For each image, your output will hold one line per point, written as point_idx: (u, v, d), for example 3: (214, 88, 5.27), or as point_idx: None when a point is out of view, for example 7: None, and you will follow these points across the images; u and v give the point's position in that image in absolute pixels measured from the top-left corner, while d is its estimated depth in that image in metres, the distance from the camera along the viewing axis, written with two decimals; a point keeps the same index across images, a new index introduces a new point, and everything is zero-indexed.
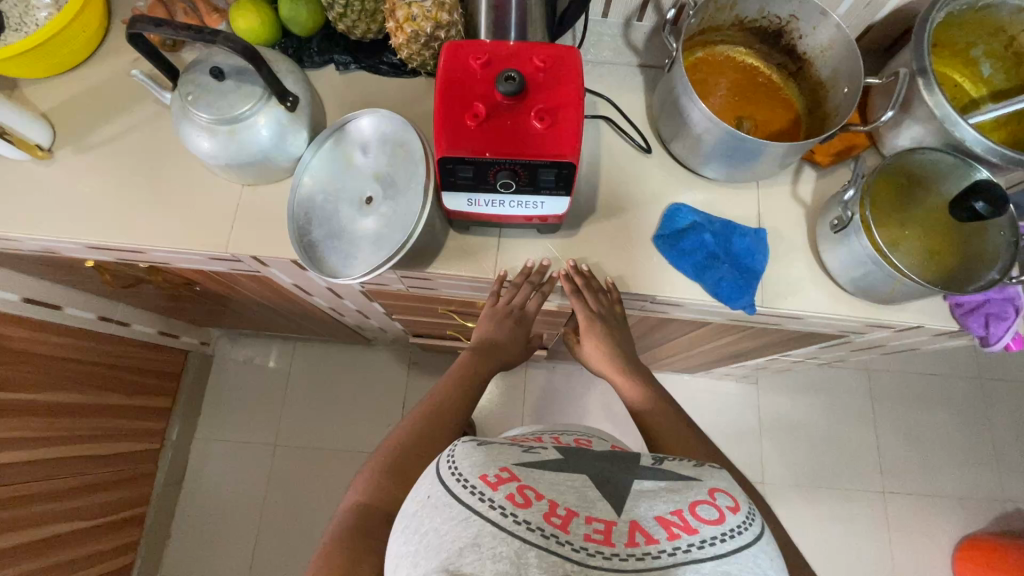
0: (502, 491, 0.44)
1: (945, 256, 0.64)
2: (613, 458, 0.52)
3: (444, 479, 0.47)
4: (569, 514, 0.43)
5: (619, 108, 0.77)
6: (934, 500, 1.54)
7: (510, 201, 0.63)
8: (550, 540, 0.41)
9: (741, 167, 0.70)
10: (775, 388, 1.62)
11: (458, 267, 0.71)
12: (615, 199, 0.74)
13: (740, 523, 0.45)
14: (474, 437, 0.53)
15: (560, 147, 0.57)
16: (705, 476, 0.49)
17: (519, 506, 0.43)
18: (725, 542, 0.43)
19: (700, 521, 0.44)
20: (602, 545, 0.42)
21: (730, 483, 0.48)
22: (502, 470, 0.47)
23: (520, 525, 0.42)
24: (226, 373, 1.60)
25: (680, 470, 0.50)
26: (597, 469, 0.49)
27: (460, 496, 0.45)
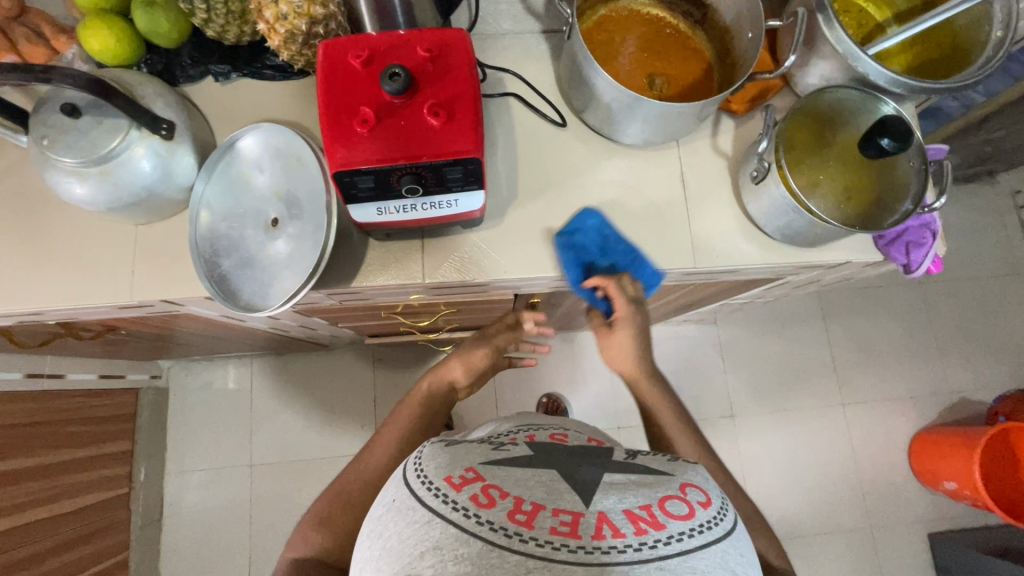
0: (465, 491, 0.45)
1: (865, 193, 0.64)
2: (588, 452, 0.54)
3: (410, 481, 0.48)
4: (535, 508, 0.44)
5: (527, 82, 0.73)
6: (889, 403, 1.64)
7: (422, 203, 0.59)
8: (512, 539, 0.41)
9: (658, 129, 0.68)
10: (733, 324, 1.67)
11: (385, 277, 0.68)
12: (535, 180, 0.71)
13: (709, 517, 0.45)
14: (445, 438, 0.55)
15: (460, 142, 0.54)
16: (678, 471, 0.50)
17: (482, 507, 0.43)
18: (694, 536, 0.43)
19: (669, 516, 0.44)
20: (568, 538, 0.42)
21: (704, 478, 0.49)
22: (466, 471, 0.47)
23: (483, 526, 0.42)
24: (185, 403, 1.54)
25: (653, 464, 0.51)
26: (566, 463, 0.50)
27: (424, 498, 0.46)
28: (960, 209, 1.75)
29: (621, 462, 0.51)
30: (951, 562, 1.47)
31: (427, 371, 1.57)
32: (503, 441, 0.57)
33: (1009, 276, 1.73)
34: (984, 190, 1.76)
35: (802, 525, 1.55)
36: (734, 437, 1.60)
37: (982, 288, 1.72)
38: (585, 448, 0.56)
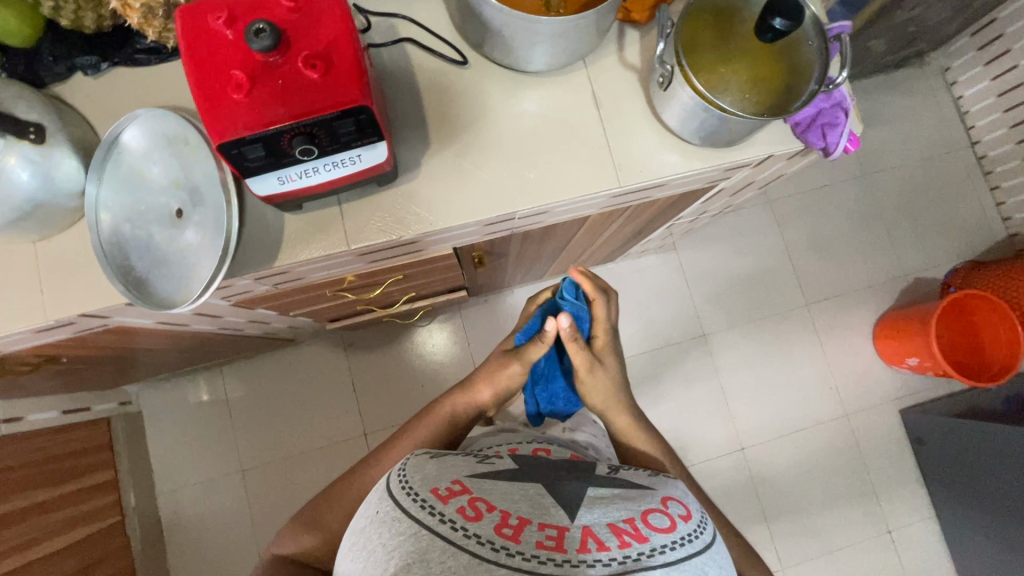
0: (451, 504, 0.51)
1: (772, 80, 0.63)
2: (571, 467, 0.63)
3: (395, 494, 0.54)
4: (521, 523, 0.51)
5: (419, 24, 0.69)
6: (850, 297, 1.70)
7: (323, 165, 0.57)
8: (500, 552, 0.48)
9: (561, 51, 0.65)
10: (692, 247, 1.68)
11: (308, 251, 0.66)
12: (445, 126, 0.69)
13: (689, 531, 0.54)
14: (430, 452, 0.62)
15: (344, 93, 0.51)
16: (659, 487, 0.60)
17: (470, 519, 0.50)
18: (676, 549, 0.51)
19: (653, 529, 0.52)
20: (554, 551, 0.48)
21: (682, 495, 0.59)
22: (453, 485, 0.54)
23: (471, 537, 0.48)
24: (162, 423, 1.52)
25: (634, 479, 0.61)
26: (552, 480, 0.58)
27: (410, 510, 0.51)
28: (896, 95, 1.77)
29: (603, 476, 0.61)
30: (923, 431, 1.56)
31: (401, 347, 1.56)
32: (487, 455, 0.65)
33: (949, 153, 1.77)
34: (917, 72, 1.78)
35: (783, 424, 1.62)
36: (709, 354, 1.64)
37: (926, 170, 1.76)
38: (568, 462, 0.66)
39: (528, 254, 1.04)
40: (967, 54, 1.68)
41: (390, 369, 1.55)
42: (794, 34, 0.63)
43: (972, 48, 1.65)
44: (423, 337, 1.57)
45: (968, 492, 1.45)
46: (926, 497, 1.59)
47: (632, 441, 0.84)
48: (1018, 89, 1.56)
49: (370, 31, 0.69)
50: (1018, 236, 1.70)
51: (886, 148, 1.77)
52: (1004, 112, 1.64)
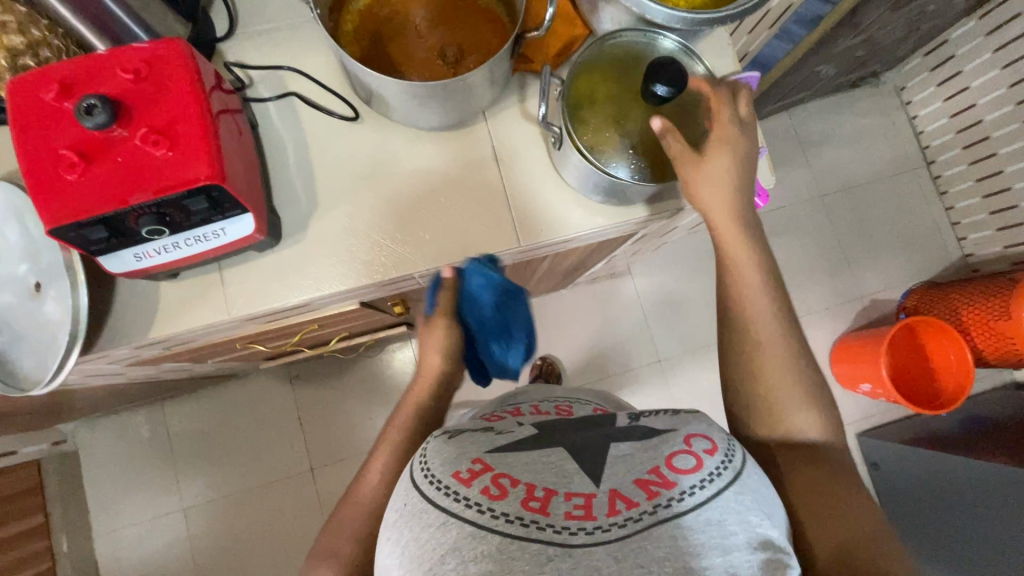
0: (475, 486, 0.44)
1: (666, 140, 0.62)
2: (589, 424, 0.54)
3: (417, 482, 0.47)
4: (548, 493, 0.43)
5: (309, 77, 0.66)
6: (807, 318, 1.69)
7: (184, 239, 0.53)
8: (530, 527, 0.41)
9: (450, 110, 0.63)
10: (648, 270, 1.66)
11: (185, 321, 0.62)
12: (335, 185, 0.65)
13: (720, 465, 0.45)
14: (446, 429, 0.53)
15: (192, 171, 0.48)
16: (683, 425, 0.49)
17: (496, 499, 0.42)
18: (706, 488, 0.43)
19: (677, 472, 0.44)
20: (585, 520, 0.41)
21: (709, 426, 0.49)
22: (474, 463, 0.46)
23: (499, 518, 0.41)
24: (101, 462, 1.47)
25: (656, 424, 0.51)
26: (567, 442, 0.49)
27: (435, 499, 0.44)
28: (852, 115, 1.77)
29: (626, 426, 0.51)
30: (879, 455, 1.55)
31: (349, 378, 1.52)
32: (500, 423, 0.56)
33: (905, 172, 1.77)
34: (872, 92, 1.78)
35: None
36: (665, 379, 1.62)
37: (883, 190, 1.76)
38: (588, 418, 0.57)
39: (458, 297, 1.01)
40: (920, 75, 1.68)
41: (337, 401, 1.51)
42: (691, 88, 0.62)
43: (925, 69, 1.65)
44: (371, 367, 1.53)
45: None
46: None
47: (731, 254, 0.61)
48: (971, 109, 1.56)
49: (256, 85, 0.66)
50: (972, 255, 1.70)
51: (842, 168, 1.76)
52: (958, 133, 1.64)
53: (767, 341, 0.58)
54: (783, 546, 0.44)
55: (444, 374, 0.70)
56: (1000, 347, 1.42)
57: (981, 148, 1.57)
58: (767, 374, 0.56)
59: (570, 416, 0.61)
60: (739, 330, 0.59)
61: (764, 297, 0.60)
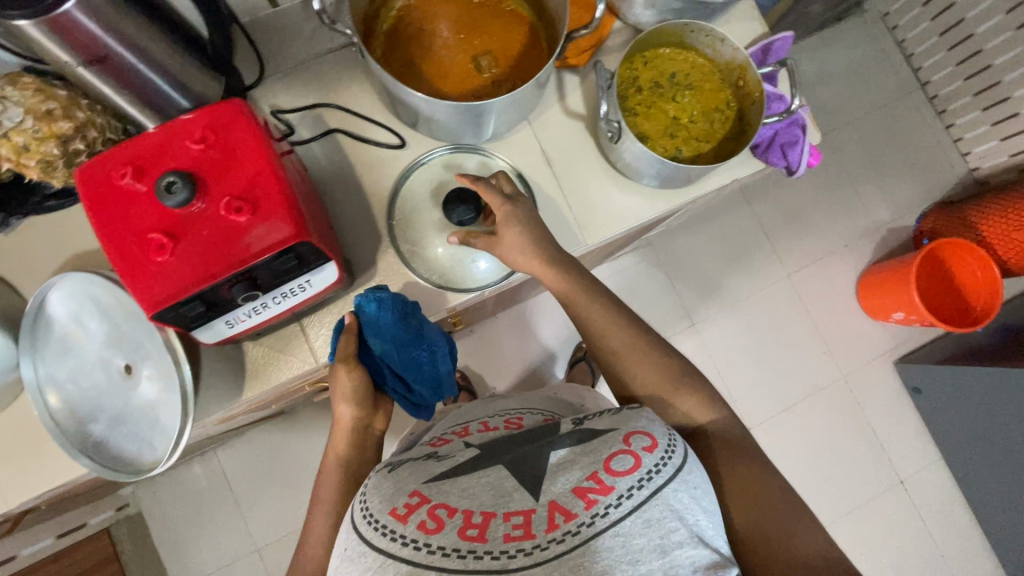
0: (412, 521, 0.45)
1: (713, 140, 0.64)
2: (536, 434, 0.56)
3: (358, 525, 0.48)
4: (487, 517, 0.45)
5: (347, 110, 0.65)
6: (829, 258, 1.70)
7: (272, 298, 0.53)
8: (468, 559, 0.43)
9: (501, 120, 0.62)
10: (668, 237, 1.67)
11: (276, 375, 0.62)
12: (394, 217, 0.64)
13: (657, 462, 0.48)
14: (389, 463, 0.55)
15: (282, 226, 0.48)
16: (623, 425, 0.52)
17: (431, 534, 0.44)
18: (644, 487, 0.46)
19: (615, 476, 0.47)
20: (523, 540, 0.44)
21: (648, 422, 0.52)
22: (411, 497, 0.48)
23: (437, 553, 0.43)
24: (165, 519, 1.46)
25: (597, 425, 0.53)
26: (512, 457, 0.51)
27: (376, 540, 0.45)
28: (842, 49, 1.76)
29: (568, 432, 0.53)
30: (919, 379, 1.59)
31: None
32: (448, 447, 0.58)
33: (902, 97, 1.77)
34: (858, 23, 1.77)
35: (785, 396, 1.63)
36: (701, 340, 1.64)
37: (883, 118, 1.76)
38: (538, 429, 0.59)
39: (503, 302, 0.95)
40: None
41: None
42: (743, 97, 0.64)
43: None
44: None
45: (975, 432, 1.48)
46: (932, 440, 1.63)
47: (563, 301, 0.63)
48: (961, 25, 1.56)
49: (295, 128, 0.65)
50: (979, 169, 1.72)
51: (840, 102, 1.76)
52: (949, 51, 1.64)
53: (625, 348, 0.61)
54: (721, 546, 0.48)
55: (358, 420, 0.66)
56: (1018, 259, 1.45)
57: (974, 63, 1.58)
58: (636, 373, 0.61)
59: (518, 428, 0.63)
60: (609, 354, 0.62)
61: (614, 324, 0.62)
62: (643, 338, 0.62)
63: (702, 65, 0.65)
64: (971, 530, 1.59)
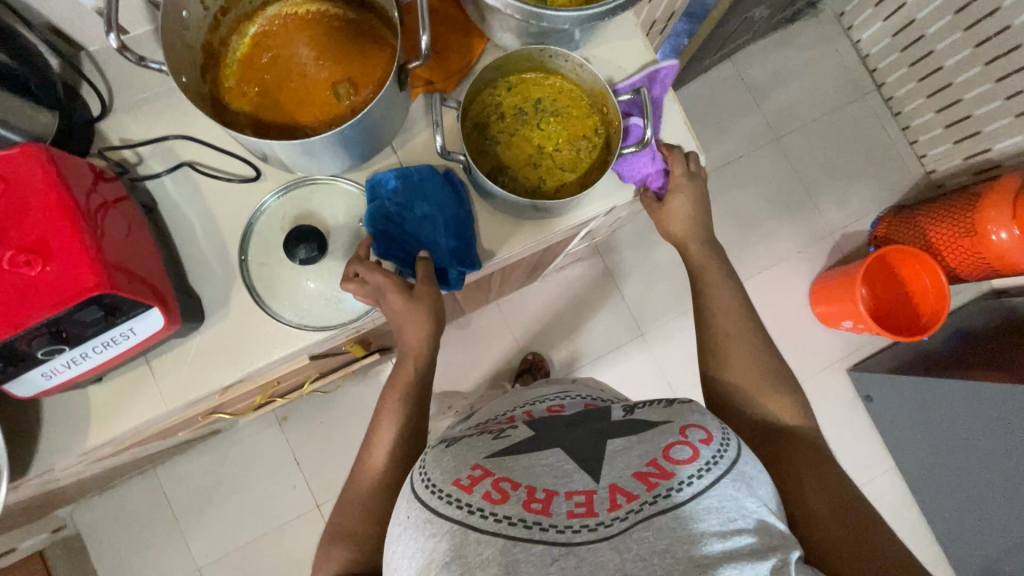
0: (478, 492, 0.45)
1: (575, 169, 0.62)
2: (587, 421, 0.54)
3: (421, 493, 0.47)
4: (548, 495, 0.44)
5: (198, 142, 0.62)
6: (783, 265, 1.62)
7: (91, 348, 0.50)
8: (532, 530, 0.42)
9: (351, 153, 0.59)
10: None
11: (120, 422, 0.60)
12: (248, 252, 0.62)
13: (717, 452, 0.47)
14: (445, 440, 0.54)
15: (84, 280, 0.45)
16: (677, 416, 0.51)
17: (497, 503, 0.44)
18: (704, 476, 0.45)
19: (675, 463, 0.46)
20: (586, 518, 0.43)
21: (703, 416, 0.51)
22: (474, 470, 0.47)
23: (502, 522, 0.42)
24: (98, 549, 1.41)
25: (650, 416, 0.52)
26: (569, 441, 0.50)
27: (438, 508, 0.45)
28: (794, 51, 1.69)
29: (620, 423, 0.52)
30: (871, 389, 1.52)
31: (331, 413, 1.46)
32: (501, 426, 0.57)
33: (857, 99, 1.69)
34: (810, 23, 1.70)
35: None
36: None
37: (839, 121, 1.68)
38: (585, 413, 0.57)
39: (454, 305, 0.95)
40: None
41: (323, 439, 1.46)
42: (607, 123, 0.62)
43: None
44: (350, 400, 1.47)
45: (932, 449, 1.40)
46: None
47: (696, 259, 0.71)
48: (911, 27, 1.49)
49: (147, 161, 0.62)
50: (935, 172, 1.64)
51: (793, 104, 1.68)
52: (902, 52, 1.56)
53: (734, 336, 0.66)
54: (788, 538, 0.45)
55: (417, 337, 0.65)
56: (972, 268, 1.38)
57: (926, 64, 1.50)
58: (740, 378, 0.64)
59: (560, 413, 0.59)
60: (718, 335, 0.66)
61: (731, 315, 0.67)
62: (748, 335, 0.66)
63: (569, 90, 0.63)
64: (929, 547, 1.53)
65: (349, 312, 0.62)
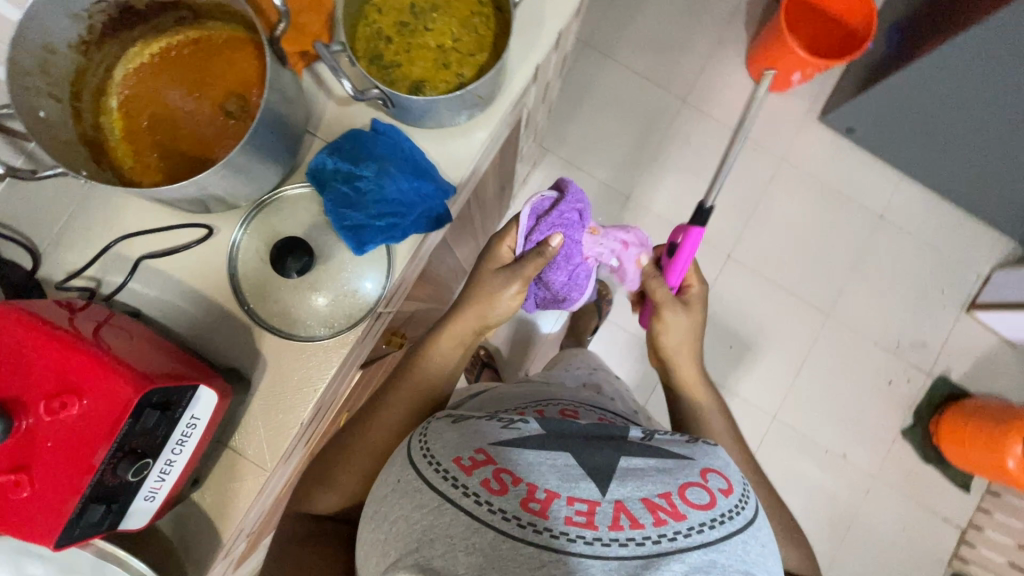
0: (476, 476, 0.49)
1: (481, 46, 0.60)
2: (604, 433, 0.56)
3: (417, 461, 0.52)
4: (549, 498, 0.47)
5: (138, 233, 0.60)
6: (711, 60, 1.59)
7: (170, 452, 0.50)
8: (526, 530, 0.45)
9: (277, 153, 0.56)
10: (558, 135, 1.58)
11: (238, 506, 0.60)
12: (249, 300, 0.61)
13: (732, 505, 0.50)
14: (450, 415, 0.58)
15: (117, 400, 0.44)
16: (698, 457, 0.54)
17: (494, 495, 0.47)
18: (712, 529, 0.47)
19: (687, 506, 0.48)
20: (584, 529, 0.45)
21: (724, 467, 0.54)
22: (477, 453, 0.51)
23: (496, 514, 0.46)
24: None
25: (672, 449, 0.55)
26: (582, 448, 0.52)
27: (433, 482, 0.49)
28: None
29: (637, 443, 0.55)
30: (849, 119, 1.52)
31: None
32: (512, 417, 0.58)
33: None
34: None
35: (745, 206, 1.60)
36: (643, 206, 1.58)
37: None
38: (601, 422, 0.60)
39: (451, 253, 0.96)
40: None
41: None
42: None
43: None
44: None
45: (930, 139, 1.40)
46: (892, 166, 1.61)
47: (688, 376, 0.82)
48: None
49: (104, 278, 0.60)
50: None
51: None
52: None
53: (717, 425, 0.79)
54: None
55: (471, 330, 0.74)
56: None
57: None
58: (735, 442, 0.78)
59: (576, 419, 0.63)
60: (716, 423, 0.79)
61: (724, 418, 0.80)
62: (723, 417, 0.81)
63: None
64: (968, 226, 1.61)
65: (364, 301, 0.61)
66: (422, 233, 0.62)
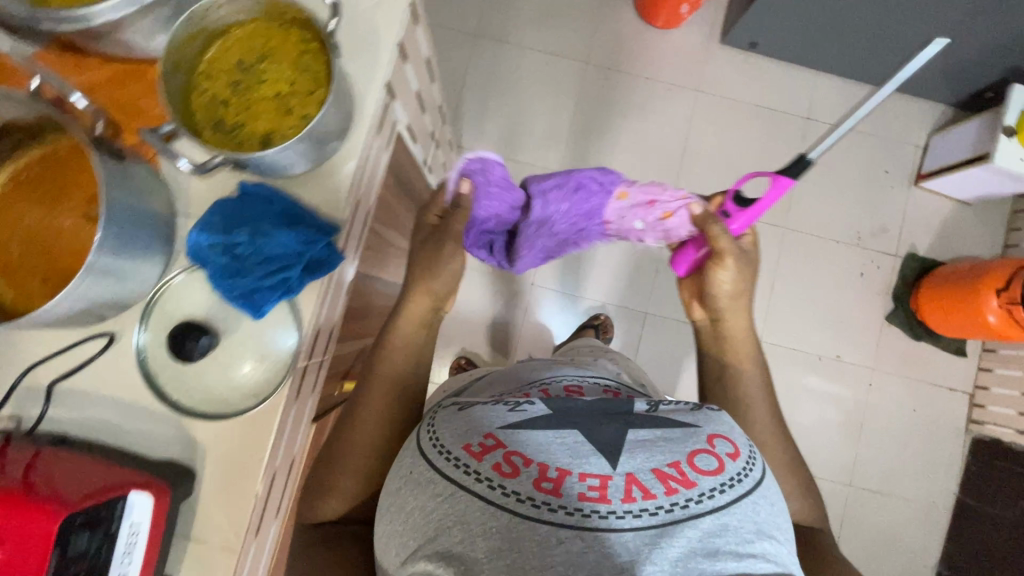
0: (487, 462, 0.50)
1: (317, 80, 0.59)
2: (610, 404, 0.58)
3: (429, 451, 0.54)
4: (559, 476, 0.49)
5: (41, 361, 0.60)
6: (597, 23, 1.64)
7: (120, 562, 0.52)
8: (541, 509, 0.47)
9: (144, 246, 0.56)
10: (475, 136, 1.62)
11: None
12: (167, 392, 0.61)
13: (739, 470, 0.52)
14: (459, 403, 0.60)
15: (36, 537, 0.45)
16: (704, 423, 0.56)
17: (506, 478, 0.49)
18: (723, 493, 0.49)
19: (699, 473, 0.50)
20: (598, 503, 0.47)
21: (729, 432, 0.55)
22: (486, 438, 0.52)
23: (509, 496, 0.48)
24: None
25: (677, 417, 0.56)
26: (590, 424, 0.54)
27: (446, 470, 0.51)
28: None
29: (644, 414, 0.56)
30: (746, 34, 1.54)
31: None
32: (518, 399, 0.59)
33: None
34: None
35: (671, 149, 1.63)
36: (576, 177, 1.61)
37: None
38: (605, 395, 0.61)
39: (382, 283, 0.97)
40: None
41: None
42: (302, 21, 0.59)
43: None
44: None
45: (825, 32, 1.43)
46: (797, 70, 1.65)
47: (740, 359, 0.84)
48: None
49: (22, 415, 0.60)
50: None
51: None
52: None
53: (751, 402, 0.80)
54: (785, 561, 0.51)
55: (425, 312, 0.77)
56: None
57: None
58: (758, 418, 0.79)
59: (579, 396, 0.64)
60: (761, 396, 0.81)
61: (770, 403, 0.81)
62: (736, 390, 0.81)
63: (252, 30, 0.60)
64: (887, 106, 1.64)
65: (283, 358, 0.62)
66: (319, 280, 0.62)
